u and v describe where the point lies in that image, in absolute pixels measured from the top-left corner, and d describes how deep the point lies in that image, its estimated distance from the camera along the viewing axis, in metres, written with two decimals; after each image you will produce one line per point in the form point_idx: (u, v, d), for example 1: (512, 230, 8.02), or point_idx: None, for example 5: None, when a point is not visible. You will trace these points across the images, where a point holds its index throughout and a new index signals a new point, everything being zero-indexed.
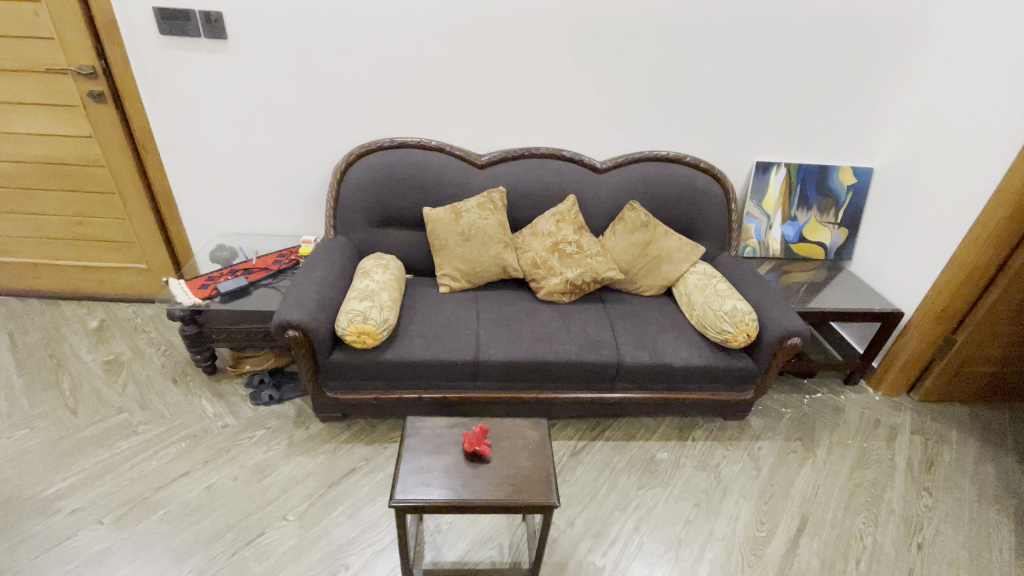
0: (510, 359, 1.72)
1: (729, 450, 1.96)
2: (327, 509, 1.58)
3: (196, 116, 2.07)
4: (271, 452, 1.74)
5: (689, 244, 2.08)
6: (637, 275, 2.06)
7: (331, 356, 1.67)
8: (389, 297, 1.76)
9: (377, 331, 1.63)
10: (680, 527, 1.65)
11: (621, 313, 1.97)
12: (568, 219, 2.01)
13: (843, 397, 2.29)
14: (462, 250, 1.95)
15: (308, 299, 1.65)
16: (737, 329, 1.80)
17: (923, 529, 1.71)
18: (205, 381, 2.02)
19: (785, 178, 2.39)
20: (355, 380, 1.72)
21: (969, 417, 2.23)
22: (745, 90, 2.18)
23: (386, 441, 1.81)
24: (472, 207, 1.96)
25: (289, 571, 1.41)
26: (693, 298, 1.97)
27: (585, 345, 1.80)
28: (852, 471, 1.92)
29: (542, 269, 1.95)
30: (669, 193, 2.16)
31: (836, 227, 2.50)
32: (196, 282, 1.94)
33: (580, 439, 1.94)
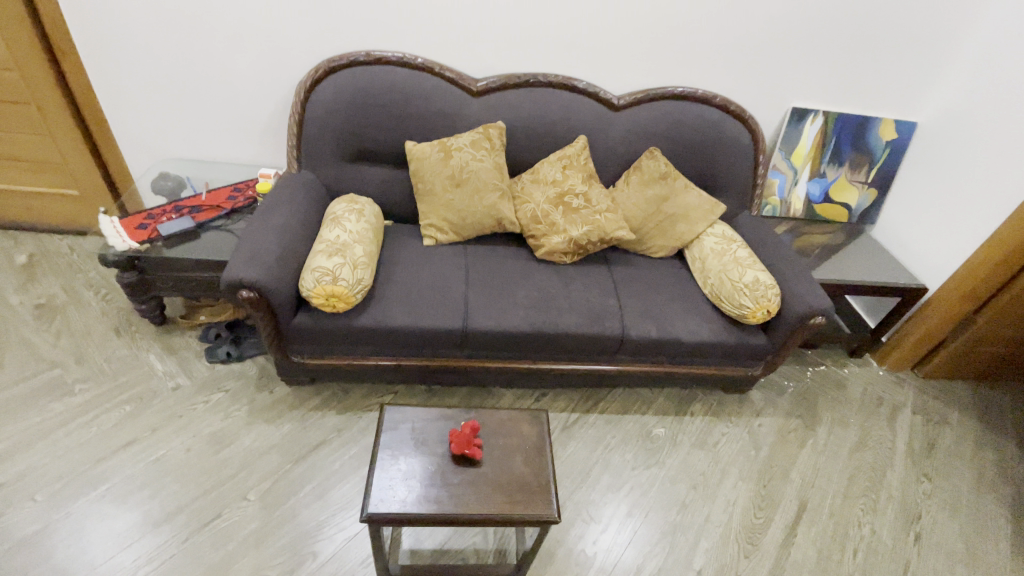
0: (502, 329, 1.52)
1: (729, 426, 1.85)
2: (293, 488, 1.41)
3: (121, 8, 1.65)
4: (230, 420, 1.55)
5: (710, 201, 1.83)
6: (649, 234, 1.82)
7: (295, 320, 1.44)
8: (363, 252, 1.49)
9: (349, 294, 1.39)
10: (675, 513, 1.56)
11: (628, 277, 1.76)
12: (576, 165, 1.73)
13: (847, 371, 2.18)
14: (451, 197, 1.67)
15: (266, 253, 1.39)
16: (756, 305, 1.60)
17: (920, 518, 1.66)
18: (153, 333, 1.78)
19: (821, 129, 2.11)
20: (323, 345, 1.51)
21: (970, 396, 2.16)
22: (793, 19, 1.83)
23: (360, 409, 1.63)
24: (464, 144, 1.66)
25: (249, 561, 1.26)
26: (709, 264, 1.75)
27: (586, 315, 1.59)
28: (852, 452, 1.84)
29: (542, 224, 1.69)
30: (693, 140, 1.87)
31: (865, 187, 2.26)
32: (133, 222, 1.66)
33: (573, 411, 1.80)
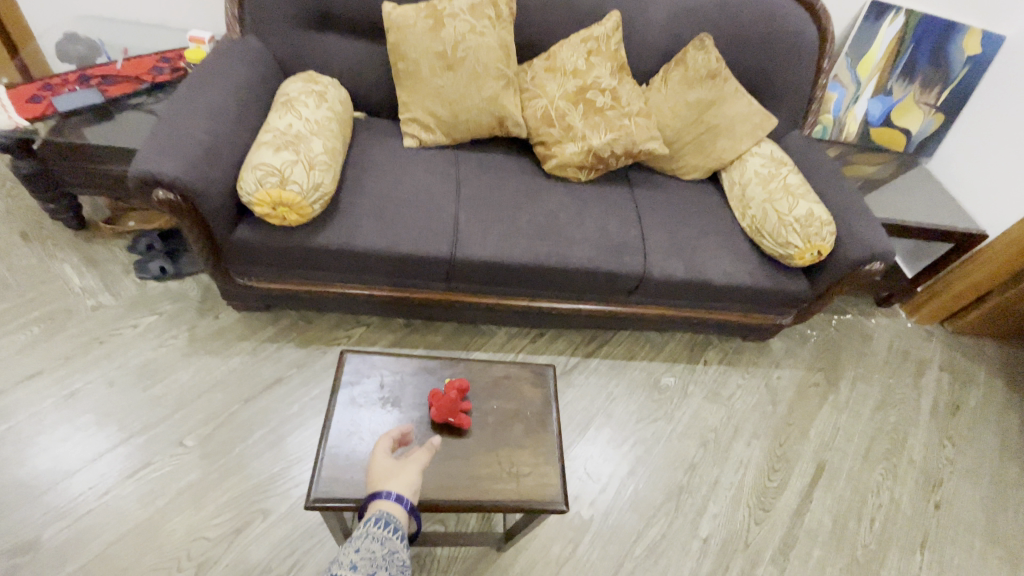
0: (498, 259, 1.23)
1: (745, 377, 1.66)
2: (240, 434, 1.18)
3: None
4: (164, 350, 1.28)
5: (762, 112, 1.48)
6: (682, 149, 1.49)
7: (235, 232, 1.13)
8: (323, 148, 1.15)
9: (302, 203, 1.07)
10: (682, 473, 1.39)
11: (653, 202, 1.45)
12: (603, 51, 1.35)
13: (874, 322, 1.97)
14: (441, 84, 1.30)
15: (190, 141, 1.04)
16: (806, 245, 1.32)
17: (942, 485, 1.53)
18: (70, 239, 1.45)
19: (899, 33, 1.74)
20: (275, 267, 1.21)
21: (1000, 355, 1.98)
22: None
23: (324, 343, 1.37)
24: (461, 11, 1.26)
25: (184, 520, 1.05)
26: (751, 191, 1.44)
27: (602, 247, 1.31)
28: (875, 411, 1.67)
29: (555, 127, 1.35)
30: (749, 31, 1.48)
31: (932, 112, 1.91)
32: (22, 91, 1.28)
33: (574, 354, 1.57)
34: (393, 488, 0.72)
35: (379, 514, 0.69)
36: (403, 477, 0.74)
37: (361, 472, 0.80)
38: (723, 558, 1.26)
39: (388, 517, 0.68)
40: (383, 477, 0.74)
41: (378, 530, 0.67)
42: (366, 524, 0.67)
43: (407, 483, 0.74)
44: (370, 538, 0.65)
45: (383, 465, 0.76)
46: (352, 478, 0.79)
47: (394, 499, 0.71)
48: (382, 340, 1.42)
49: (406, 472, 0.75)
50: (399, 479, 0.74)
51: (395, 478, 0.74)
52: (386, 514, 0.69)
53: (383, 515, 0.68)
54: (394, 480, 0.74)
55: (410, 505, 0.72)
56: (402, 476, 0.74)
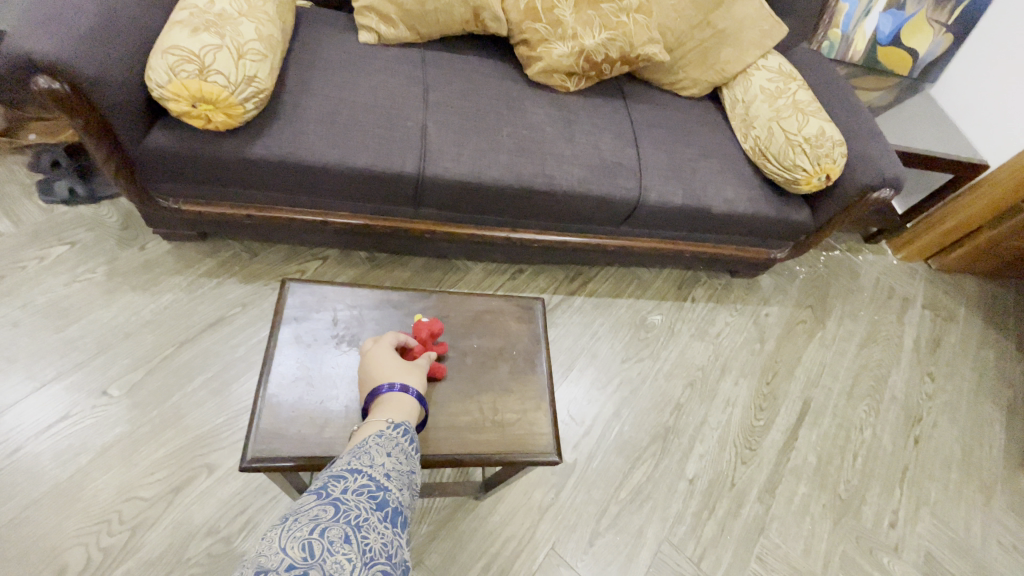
0: (475, 179, 1.06)
1: (733, 315, 1.58)
2: (176, 381, 1.02)
3: None
4: (77, 287, 1.08)
5: (772, 17, 1.31)
6: (683, 59, 1.31)
7: (147, 138, 0.91)
8: (256, 33, 0.92)
9: (232, 100, 0.86)
10: (668, 414, 1.32)
11: (649, 120, 1.29)
12: None
13: (861, 259, 1.91)
14: None
15: (73, 15, 0.81)
16: (815, 169, 1.20)
17: (922, 420, 1.52)
18: None
19: None
20: (207, 185, 1.01)
21: (979, 293, 1.97)
22: None
23: (274, 280, 1.19)
24: None
25: (112, 479, 0.91)
26: (755, 109, 1.29)
27: (593, 168, 1.15)
28: (860, 348, 1.64)
29: (541, 21, 1.14)
30: None
31: (942, 32, 1.76)
32: None
33: (556, 292, 1.45)
34: (408, 382, 0.63)
35: (403, 420, 0.59)
36: (412, 371, 0.66)
37: (311, 426, 0.66)
38: (709, 499, 1.22)
39: (413, 430, 0.60)
40: (392, 370, 0.64)
41: (409, 441, 0.58)
42: (394, 426, 0.58)
43: (419, 379, 0.65)
44: (402, 449, 0.56)
45: (387, 359, 0.65)
46: (300, 433, 0.65)
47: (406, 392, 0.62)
48: (342, 276, 1.25)
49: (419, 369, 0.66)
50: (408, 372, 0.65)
51: (401, 371, 0.65)
52: (412, 426, 0.60)
53: (407, 423, 0.59)
54: (403, 374, 0.64)
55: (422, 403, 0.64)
56: (408, 370, 0.65)
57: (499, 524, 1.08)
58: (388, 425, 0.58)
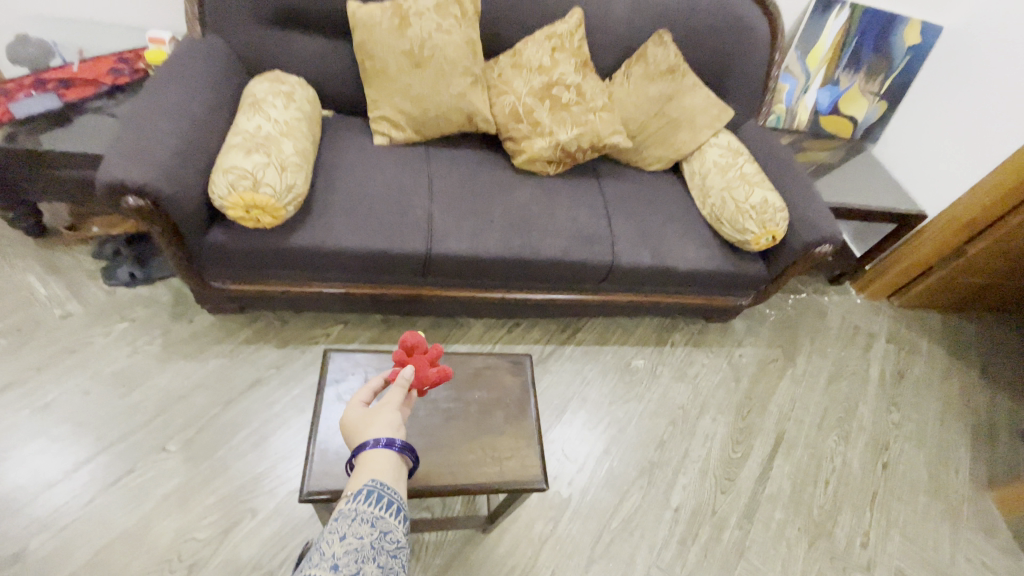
0: (473, 253, 1.27)
1: (709, 357, 1.75)
2: (223, 436, 1.19)
3: None
4: (138, 357, 1.27)
5: (719, 104, 1.55)
6: (646, 142, 1.55)
7: (208, 236, 1.13)
8: (294, 150, 1.16)
9: (276, 206, 1.08)
10: (653, 449, 1.47)
11: (620, 193, 1.51)
12: (568, 48, 1.40)
13: (827, 299, 2.10)
14: (409, 82, 1.32)
15: (157, 147, 1.04)
16: (762, 230, 1.41)
17: (890, 447, 1.66)
18: (32, 247, 1.41)
19: (844, 24, 1.82)
20: (252, 269, 1.21)
21: (942, 326, 2.14)
22: None
23: (304, 344, 1.38)
24: (426, 9, 1.28)
25: (172, 523, 1.06)
26: (710, 181, 1.52)
27: (573, 238, 1.36)
28: (828, 383, 1.80)
29: (523, 122, 1.39)
30: (707, 27, 1.54)
31: (876, 100, 2.03)
32: None
33: (549, 342, 1.63)
34: (376, 433, 0.65)
35: (364, 488, 0.58)
36: (383, 418, 0.68)
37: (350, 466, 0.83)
38: (693, 526, 1.35)
39: (377, 491, 0.58)
40: (360, 427, 0.67)
41: (369, 508, 0.56)
42: (351, 498, 0.57)
43: (389, 424, 0.67)
44: (360, 519, 0.54)
45: (357, 417, 0.69)
46: (342, 472, 0.82)
47: (382, 444, 0.64)
48: (360, 337, 1.44)
49: (383, 414, 0.68)
50: (379, 420, 0.67)
51: (372, 423, 0.67)
52: (374, 488, 0.58)
53: (370, 484, 0.59)
54: (374, 426, 0.66)
55: (400, 446, 0.65)
56: (378, 418, 0.67)
57: (504, 555, 1.22)
58: (345, 501, 0.57)
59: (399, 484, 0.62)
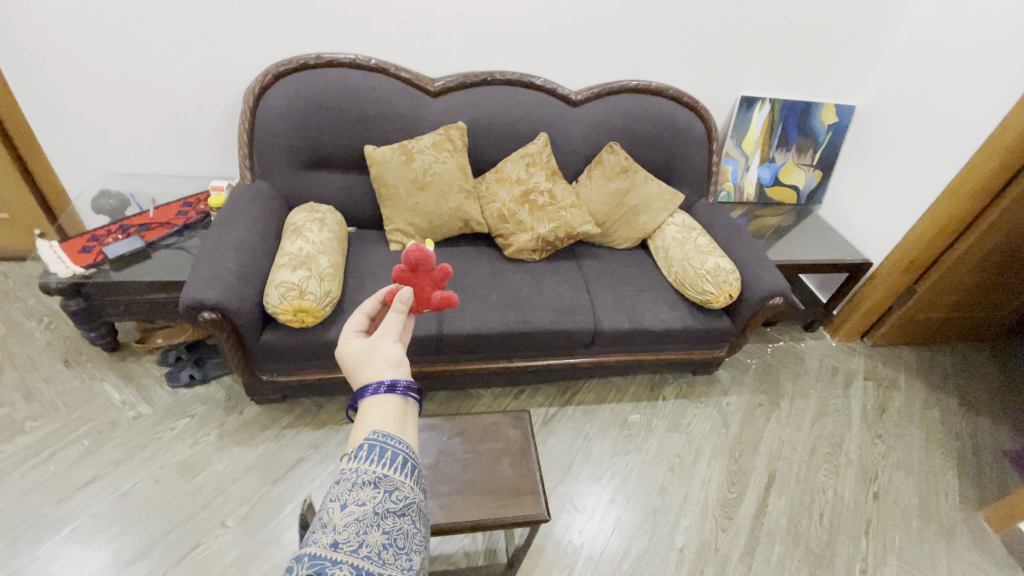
0: (476, 332, 1.52)
1: (699, 407, 1.93)
2: (274, 509, 1.37)
3: (44, 17, 1.53)
4: (199, 447, 1.48)
5: (669, 191, 1.89)
6: (613, 226, 1.87)
7: (261, 338, 1.39)
8: (329, 263, 1.47)
9: (318, 308, 1.36)
10: (655, 495, 1.62)
11: (597, 270, 1.79)
12: (539, 162, 1.76)
13: (803, 345, 2.30)
14: (416, 201, 1.66)
15: (224, 272, 1.32)
16: (719, 290, 1.66)
17: (878, 477, 1.78)
18: (106, 361, 1.67)
19: (768, 115, 2.20)
20: (296, 361, 1.47)
21: (915, 360, 2.31)
22: (738, 13, 1.90)
23: (337, 424, 1.60)
24: (426, 146, 1.65)
25: None
26: (672, 253, 1.80)
27: (560, 311, 1.62)
28: (814, 421, 1.95)
29: (509, 222, 1.72)
30: (650, 133, 1.92)
31: (811, 170, 2.37)
32: (75, 244, 1.55)
33: (551, 405, 1.83)
34: (374, 375, 0.64)
35: (363, 443, 0.54)
36: (382, 356, 0.67)
37: None
38: (698, 564, 1.48)
39: (380, 444, 0.54)
40: (360, 363, 0.67)
41: (373, 467, 0.52)
42: (353, 456, 0.53)
43: (385, 359, 0.66)
44: (361, 483, 0.50)
45: (355, 354, 0.68)
46: None
47: (384, 389, 0.62)
48: None
49: (380, 351, 0.67)
50: (379, 360, 0.66)
51: (372, 365, 0.66)
52: (375, 441, 0.54)
53: (372, 439, 0.55)
54: (374, 370, 0.65)
55: (403, 389, 0.62)
56: (374, 355, 0.67)
57: None
58: (345, 461, 0.53)
59: (405, 423, 0.60)
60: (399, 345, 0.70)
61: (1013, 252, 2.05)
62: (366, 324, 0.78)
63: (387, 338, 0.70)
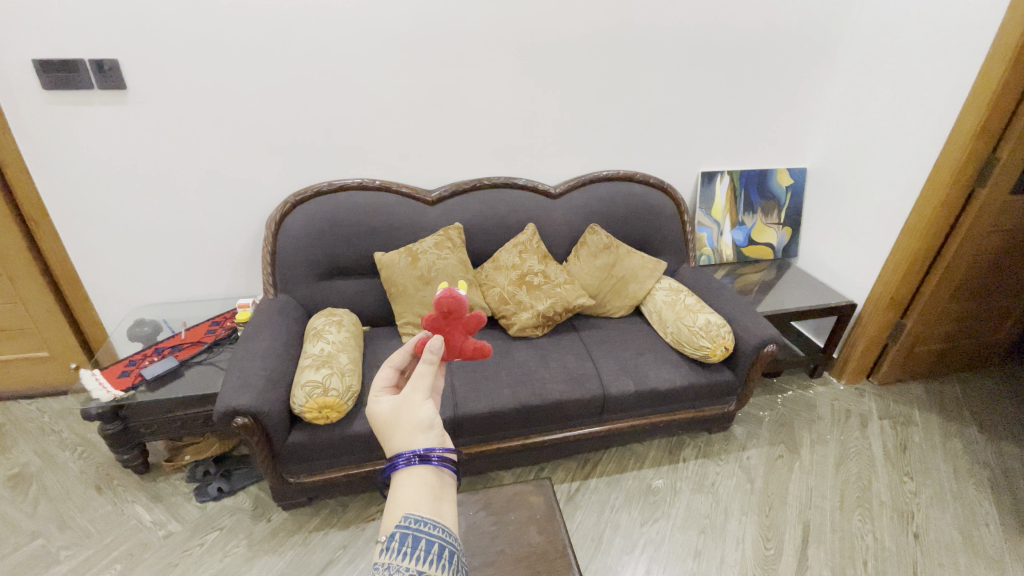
0: (490, 410, 1.59)
1: (721, 465, 1.93)
2: None
3: (98, 178, 1.81)
4: (229, 559, 1.49)
5: (652, 261, 2.08)
6: (605, 297, 2.03)
7: (289, 438, 1.47)
8: (348, 360, 1.59)
9: (341, 403, 1.46)
10: (692, 560, 1.58)
11: (597, 340, 1.92)
12: (531, 249, 1.96)
13: (812, 391, 2.33)
14: (423, 295, 1.83)
15: (255, 377, 1.44)
16: (714, 343, 1.76)
17: (915, 516, 1.75)
18: (137, 483, 1.72)
19: (729, 185, 2.45)
20: (321, 459, 1.53)
21: (924, 394, 2.34)
22: (685, 106, 2.22)
23: (363, 522, 1.61)
24: (428, 246, 1.85)
25: None
26: (665, 315, 1.93)
27: (568, 381, 1.71)
28: (838, 467, 1.93)
29: (510, 304, 1.88)
30: (626, 212, 2.15)
31: (781, 227, 2.58)
32: (115, 370, 1.67)
33: (573, 480, 1.84)
34: (405, 445, 0.72)
35: (395, 531, 0.61)
36: (413, 419, 0.75)
37: None
38: None
39: (413, 533, 0.61)
40: (391, 426, 0.76)
41: (406, 564, 0.58)
42: (387, 547, 0.59)
43: (414, 422, 0.75)
44: None
45: (387, 417, 0.77)
46: None
47: (418, 459, 0.70)
48: None
49: (410, 415, 0.76)
50: (408, 424, 0.74)
51: (402, 430, 0.74)
52: (408, 532, 0.61)
53: (405, 528, 0.61)
54: (406, 434, 0.73)
55: (438, 458, 0.71)
56: (405, 420, 0.75)
57: None
58: (380, 553, 0.59)
59: (436, 500, 0.68)
60: (427, 403, 0.78)
61: (984, 279, 2.17)
62: (394, 377, 0.86)
63: (415, 397, 0.78)
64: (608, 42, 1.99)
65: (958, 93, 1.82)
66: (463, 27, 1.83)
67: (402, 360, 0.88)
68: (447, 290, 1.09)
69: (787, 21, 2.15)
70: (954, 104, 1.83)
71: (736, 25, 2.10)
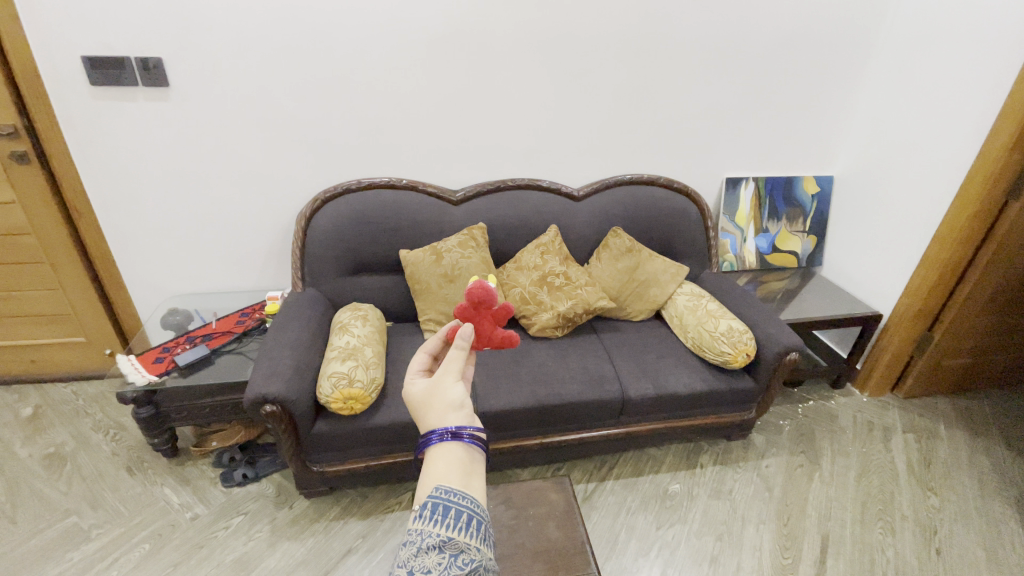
0: (510, 407, 1.61)
1: (739, 472, 1.91)
2: None
3: (137, 171, 1.88)
4: (252, 542, 1.53)
5: (674, 265, 2.08)
6: (626, 300, 2.04)
7: (314, 427, 1.51)
8: (372, 353, 1.63)
9: (366, 395, 1.49)
10: (707, 566, 1.58)
11: (617, 343, 1.92)
12: (553, 250, 1.98)
13: (834, 402, 2.30)
14: (446, 293, 1.86)
15: (283, 366, 1.48)
16: (735, 349, 1.75)
17: (938, 533, 1.71)
18: (166, 466, 1.78)
19: (754, 192, 2.43)
20: (344, 449, 1.56)
21: (952, 409, 2.28)
22: (712, 109, 2.21)
23: (382, 513, 1.65)
24: (452, 245, 1.88)
25: None
26: (686, 320, 1.93)
27: (588, 381, 1.72)
28: (859, 479, 1.90)
29: (531, 304, 1.90)
30: (648, 216, 2.15)
31: (805, 235, 2.55)
32: (150, 356, 1.73)
33: (589, 480, 1.85)
34: (437, 424, 0.74)
35: (427, 499, 0.64)
36: (444, 400, 0.77)
37: None
38: None
39: (443, 503, 0.63)
40: (425, 405, 0.78)
41: (436, 530, 0.60)
42: (420, 515, 0.62)
43: (446, 402, 0.77)
44: (427, 549, 0.59)
45: (420, 397, 0.80)
46: None
47: (450, 436, 0.72)
48: None
49: (442, 396, 0.78)
50: (440, 404, 0.77)
51: (435, 409, 0.76)
52: (439, 501, 0.63)
53: (436, 498, 0.63)
54: (438, 414, 0.76)
55: (469, 436, 0.72)
56: (437, 401, 0.77)
57: None
58: (413, 521, 0.62)
59: (465, 475, 0.69)
60: (458, 385, 0.80)
61: (1017, 293, 2.12)
62: (428, 362, 0.89)
63: (446, 380, 0.80)
64: (636, 45, 2.00)
65: (995, 101, 1.78)
66: (492, 28, 1.86)
67: (435, 346, 0.91)
68: (477, 281, 1.11)
69: (818, 26, 2.13)
70: (990, 113, 1.80)
71: (766, 29, 2.08)
